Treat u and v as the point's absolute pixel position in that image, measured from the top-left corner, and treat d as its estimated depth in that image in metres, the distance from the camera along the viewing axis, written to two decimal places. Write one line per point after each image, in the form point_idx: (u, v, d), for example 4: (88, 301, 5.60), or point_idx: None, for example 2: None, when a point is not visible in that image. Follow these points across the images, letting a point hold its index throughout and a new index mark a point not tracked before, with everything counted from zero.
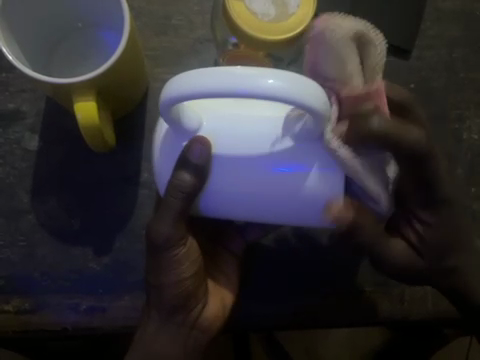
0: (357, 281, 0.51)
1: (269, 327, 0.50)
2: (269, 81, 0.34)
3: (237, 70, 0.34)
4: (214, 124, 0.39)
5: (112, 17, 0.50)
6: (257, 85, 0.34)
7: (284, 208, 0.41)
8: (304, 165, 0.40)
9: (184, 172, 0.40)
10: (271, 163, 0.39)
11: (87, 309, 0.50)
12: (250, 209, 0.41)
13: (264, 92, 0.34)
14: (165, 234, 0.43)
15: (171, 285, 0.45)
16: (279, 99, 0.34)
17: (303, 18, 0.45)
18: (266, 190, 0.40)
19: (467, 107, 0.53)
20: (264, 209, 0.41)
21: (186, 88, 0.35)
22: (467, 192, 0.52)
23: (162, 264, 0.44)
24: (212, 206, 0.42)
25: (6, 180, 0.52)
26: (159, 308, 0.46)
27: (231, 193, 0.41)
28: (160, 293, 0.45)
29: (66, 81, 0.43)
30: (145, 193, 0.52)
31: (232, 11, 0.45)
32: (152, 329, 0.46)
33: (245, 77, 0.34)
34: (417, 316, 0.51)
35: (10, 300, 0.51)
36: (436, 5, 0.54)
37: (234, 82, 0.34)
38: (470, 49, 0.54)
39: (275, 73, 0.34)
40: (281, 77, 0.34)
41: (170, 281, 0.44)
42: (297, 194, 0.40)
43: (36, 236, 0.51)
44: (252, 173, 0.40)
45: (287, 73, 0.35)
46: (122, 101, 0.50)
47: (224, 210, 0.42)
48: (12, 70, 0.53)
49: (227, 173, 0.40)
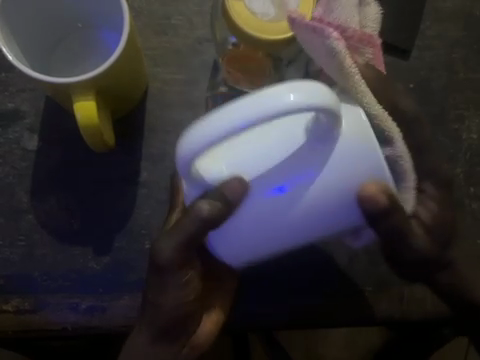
0: (357, 281, 0.51)
1: (269, 328, 0.50)
2: (289, 97, 0.33)
3: (249, 97, 0.33)
4: (234, 163, 0.37)
5: (111, 17, 0.50)
6: (277, 102, 0.33)
7: (324, 225, 0.39)
8: (341, 179, 0.37)
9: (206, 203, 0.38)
10: (304, 183, 0.37)
11: (87, 308, 0.50)
12: (286, 235, 0.39)
13: (284, 106, 0.33)
14: (169, 256, 0.42)
15: (168, 303, 0.45)
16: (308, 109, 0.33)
17: (302, 19, 0.45)
18: (303, 212, 0.38)
19: (466, 107, 0.53)
20: (298, 233, 0.39)
21: (210, 134, 0.34)
22: (467, 191, 0.52)
23: (164, 285, 0.44)
24: (239, 240, 0.40)
25: (6, 180, 0.52)
26: (151, 323, 0.46)
27: (251, 233, 0.39)
28: (156, 309, 0.45)
29: (65, 81, 0.43)
30: (144, 192, 0.52)
31: (234, 14, 0.44)
32: (143, 341, 0.47)
33: (269, 101, 0.33)
34: (417, 317, 0.50)
35: (10, 300, 0.50)
36: (435, 5, 0.54)
37: (251, 106, 0.33)
38: (469, 48, 0.54)
39: (292, 85, 0.33)
40: (294, 88, 0.33)
41: (167, 303, 0.45)
42: (335, 211, 0.38)
43: (36, 236, 0.51)
44: (284, 199, 0.37)
45: (302, 83, 0.34)
46: (121, 102, 0.50)
47: (253, 243, 0.40)
48: (12, 70, 0.53)
49: (258, 204, 0.38)
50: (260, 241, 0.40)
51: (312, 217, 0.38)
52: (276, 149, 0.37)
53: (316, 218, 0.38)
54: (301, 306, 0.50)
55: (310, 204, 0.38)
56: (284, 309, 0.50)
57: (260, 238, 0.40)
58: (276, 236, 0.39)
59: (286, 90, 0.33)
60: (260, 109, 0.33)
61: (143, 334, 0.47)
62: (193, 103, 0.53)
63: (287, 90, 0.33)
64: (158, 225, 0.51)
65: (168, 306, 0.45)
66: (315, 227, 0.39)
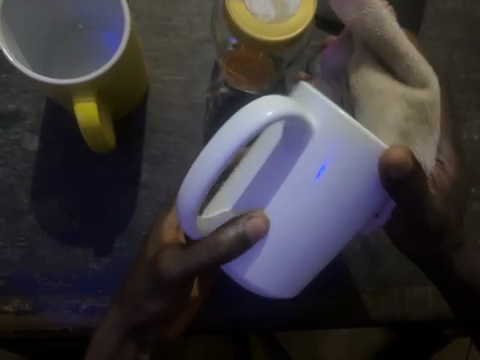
0: (357, 281, 0.51)
1: (269, 328, 0.50)
2: (267, 113, 0.33)
3: (223, 129, 0.34)
4: (230, 202, 0.39)
5: (111, 18, 0.50)
6: (252, 123, 0.34)
7: (341, 221, 0.38)
8: (348, 168, 0.36)
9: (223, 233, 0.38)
10: (309, 191, 0.37)
11: (88, 309, 0.50)
12: (308, 246, 0.39)
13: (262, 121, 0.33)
14: (171, 273, 0.43)
15: (150, 308, 0.46)
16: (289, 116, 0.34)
17: (302, 20, 0.45)
18: (317, 219, 0.38)
19: (467, 108, 0.53)
20: (318, 236, 0.38)
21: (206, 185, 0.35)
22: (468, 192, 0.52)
23: (154, 292, 0.45)
24: (262, 267, 0.40)
25: (7, 181, 0.52)
26: (125, 322, 0.47)
27: (274, 256, 0.39)
28: (136, 312, 0.47)
29: (66, 82, 0.43)
30: (145, 193, 0.52)
31: (235, 15, 0.44)
32: (113, 338, 0.48)
33: (248, 121, 0.34)
34: (417, 317, 0.51)
35: (11, 301, 0.51)
36: (436, 5, 0.54)
37: (229, 138, 0.34)
38: (470, 49, 0.54)
39: (263, 102, 0.34)
40: (262, 106, 0.34)
41: (147, 308, 0.46)
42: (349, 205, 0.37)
43: (36, 237, 0.51)
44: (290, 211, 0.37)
45: (271, 97, 0.34)
46: (122, 102, 0.50)
47: (280, 266, 0.39)
48: (12, 70, 0.53)
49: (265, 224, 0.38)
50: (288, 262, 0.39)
51: (330, 218, 0.38)
52: (269, 168, 0.37)
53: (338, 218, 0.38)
54: (302, 306, 0.50)
55: (323, 207, 0.37)
56: (284, 309, 0.50)
57: (287, 258, 0.39)
58: (301, 253, 0.39)
59: (262, 107, 0.34)
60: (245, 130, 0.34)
61: (114, 330, 0.47)
62: (194, 104, 0.53)
63: (262, 108, 0.34)
64: None
65: (149, 311, 0.46)
66: (338, 225, 0.38)
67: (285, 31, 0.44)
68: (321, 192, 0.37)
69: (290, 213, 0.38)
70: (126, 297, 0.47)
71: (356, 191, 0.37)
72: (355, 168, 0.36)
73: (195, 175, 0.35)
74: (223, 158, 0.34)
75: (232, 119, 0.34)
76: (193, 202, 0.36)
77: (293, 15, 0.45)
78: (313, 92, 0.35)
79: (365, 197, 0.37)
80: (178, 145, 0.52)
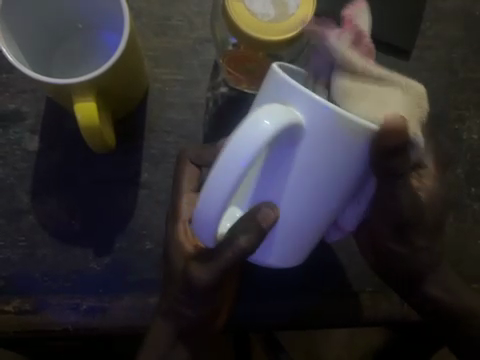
0: (354, 282, 0.51)
1: (268, 328, 0.50)
2: (265, 123, 0.32)
3: (228, 156, 0.32)
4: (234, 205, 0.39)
5: (111, 18, 0.50)
6: (257, 144, 0.32)
7: (343, 190, 0.38)
8: (348, 153, 0.35)
9: (239, 239, 0.37)
10: (308, 176, 0.37)
11: (88, 309, 0.50)
12: (312, 215, 0.39)
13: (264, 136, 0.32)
14: (205, 280, 0.42)
15: (194, 312, 0.46)
16: (285, 125, 0.32)
17: (303, 19, 0.45)
18: (318, 195, 0.38)
19: (467, 107, 0.53)
20: (320, 207, 0.39)
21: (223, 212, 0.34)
22: (467, 192, 0.52)
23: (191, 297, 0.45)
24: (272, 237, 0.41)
25: (7, 181, 0.52)
26: (175, 328, 0.47)
27: (286, 231, 0.40)
28: (178, 317, 0.47)
29: (66, 82, 0.43)
30: (145, 193, 0.52)
31: (234, 14, 0.44)
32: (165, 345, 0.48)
33: (248, 140, 0.32)
34: (417, 317, 0.50)
35: (11, 301, 0.50)
36: (436, 5, 0.54)
37: (236, 163, 0.32)
38: (469, 49, 0.54)
39: (255, 116, 0.32)
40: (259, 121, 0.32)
41: (187, 312, 0.46)
42: (350, 178, 0.37)
43: (36, 237, 0.51)
44: (291, 195, 0.38)
45: (261, 109, 0.33)
46: (123, 102, 0.50)
47: (288, 234, 0.40)
48: (12, 70, 0.53)
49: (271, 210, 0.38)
50: (294, 234, 0.41)
51: (327, 194, 0.38)
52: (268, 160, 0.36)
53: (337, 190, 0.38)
54: (302, 306, 0.50)
55: (321, 186, 0.37)
56: (284, 309, 0.50)
57: (296, 231, 0.40)
58: (306, 221, 0.40)
59: (260, 119, 0.32)
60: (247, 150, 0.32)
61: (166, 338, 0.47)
62: (193, 104, 0.53)
63: (259, 120, 0.32)
64: (158, 226, 0.51)
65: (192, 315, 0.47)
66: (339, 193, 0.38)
67: (285, 31, 0.44)
68: (322, 175, 0.36)
69: (288, 195, 0.38)
70: (170, 307, 0.47)
71: (353, 165, 0.37)
72: (349, 148, 0.35)
73: (206, 204, 0.34)
74: (234, 183, 0.32)
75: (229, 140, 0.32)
76: (211, 227, 0.35)
77: (292, 15, 0.45)
78: (291, 85, 0.33)
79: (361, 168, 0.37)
80: (177, 145, 0.52)
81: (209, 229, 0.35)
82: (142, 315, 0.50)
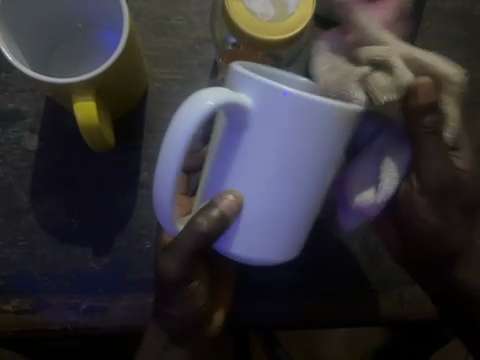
0: (355, 281, 0.51)
1: (268, 326, 0.50)
2: (207, 102, 0.34)
3: (171, 134, 0.35)
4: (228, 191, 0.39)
5: (110, 18, 0.50)
6: (195, 120, 0.34)
7: (314, 176, 0.38)
8: (308, 133, 0.36)
9: (200, 220, 0.39)
10: (273, 161, 0.37)
11: (87, 309, 0.50)
12: (288, 207, 0.38)
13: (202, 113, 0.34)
14: (175, 271, 0.42)
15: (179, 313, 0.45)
16: (230, 102, 0.34)
17: (302, 19, 0.45)
18: (288, 182, 0.37)
19: (466, 107, 0.53)
20: (293, 197, 0.38)
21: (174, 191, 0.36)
22: None
23: (168, 294, 0.44)
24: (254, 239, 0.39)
25: (6, 180, 0.52)
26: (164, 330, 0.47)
27: (265, 229, 0.39)
28: (169, 320, 0.46)
29: (65, 81, 0.43)
30: (144, 192, 0.52)
31: (234, 14, 0.44)
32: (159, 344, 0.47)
33: (189, 117, 0.34)
34: (417, 317, 0.51)
35: (10, 300, 0.51)
36: (436, 4, 0.54)
37: (178, 140, 0.35)
38: (469, 49, 0.54)
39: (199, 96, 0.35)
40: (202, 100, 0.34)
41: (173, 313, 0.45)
42: (317, 163, 0.37)
43: (36, 236, 0.51)
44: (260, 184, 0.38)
45: (206, 91, 0.35)
46: (122, 102, 0.50)
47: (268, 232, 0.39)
48: (11, 70, 0.53)
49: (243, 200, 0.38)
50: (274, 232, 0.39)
51: (297, 181, 0.37)
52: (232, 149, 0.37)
53: (305, 180, 0.38)
54: (301, 305, 0.50)
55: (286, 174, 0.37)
56: (284, 308, 0.50)
57: (275, 227, 0.39)
58: (285, 215, 0.39)
59: (203, 98, 0.34)
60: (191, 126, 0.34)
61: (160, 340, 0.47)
62: None
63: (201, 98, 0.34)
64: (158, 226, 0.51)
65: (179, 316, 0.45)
66: (310, 181, 0.38)
67: (284, 30, 0.44)
68: (286, 159, 0.37)
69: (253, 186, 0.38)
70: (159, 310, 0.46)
71: (317, 148, 0.36)
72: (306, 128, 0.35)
73: (157, 181, 0.36)
74: (177, 156, 0.35)
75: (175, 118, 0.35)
76: (163, 204, 0.37)
77: (292, 15, 0.45)
78: (238, 71, 0.35)
79: (329, 152, 0.37)
80: None
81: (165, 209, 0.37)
82: (141, 314, 0.50)
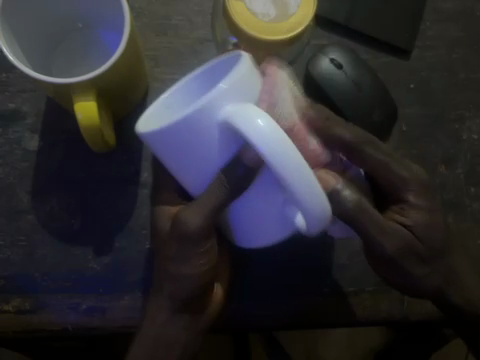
0: (357, 279, 0.50)
1: (267, 328, 0.50)
2: (258, 121, 0.33)
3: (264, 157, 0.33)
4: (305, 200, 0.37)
5: (110, 18, 0.50)
6: (266, 128, 0.33)
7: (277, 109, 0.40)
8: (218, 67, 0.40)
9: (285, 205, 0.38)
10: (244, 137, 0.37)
11: (87, 309, 0.50)
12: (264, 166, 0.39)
13: (264, 124, 0.33)
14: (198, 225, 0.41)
15: (179, 279, 0.44)
16: (190, 126, 0.35)
17: (302, 20, 0.45)
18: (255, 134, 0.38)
19: (467, 108, 0.53)
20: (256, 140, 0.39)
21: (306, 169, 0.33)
22: (467, 192, 0.52)
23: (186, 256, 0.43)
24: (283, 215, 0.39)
25: (7, 180, 0.52)
26: (170, 298, 0.45)
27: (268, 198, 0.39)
28: (175, 284, 0.44)
29: (65, 81, 0.43)
30: (144, 193, 0.52)
31: (239, 20, 0.44)
32: (160, 319, 0.46)
33: (265, 128, 0.33)
34: (418, 316, 0.50)
35: (10, 300, 0.50)
36: (436, 5, 0.54)
37: (269, 150, 0.32)
38: (470, 49, 0.54)
39: (243, 120, 0.33)
40: (242, 113, 0.34)
41: (182, 273, 0.43)
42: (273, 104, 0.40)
43: (36, 237, 0.51)
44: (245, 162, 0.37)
45: (234, 115, 0.34)
46: (121, 103, 0.50)
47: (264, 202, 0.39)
48: (12, 70, 0.53)
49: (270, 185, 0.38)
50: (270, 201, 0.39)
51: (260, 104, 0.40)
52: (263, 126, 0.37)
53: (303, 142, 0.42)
54: (300, 306, 0.50)
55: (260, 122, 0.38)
56: (285, 308, 0.50)
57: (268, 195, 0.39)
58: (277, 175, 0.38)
59: (253, 113, 0.33)
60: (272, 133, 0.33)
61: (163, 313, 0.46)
62: None
63: (255, 115, 0.33)
64: None
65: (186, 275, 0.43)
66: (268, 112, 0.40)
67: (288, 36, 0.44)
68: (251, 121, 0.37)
69: (204, 163, 0.38)
70: (163, 276, 0.45)
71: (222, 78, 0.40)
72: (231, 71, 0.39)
73: (296, 184, 0.33)
74: (291, 150, 0.33)
75: (251, 139, 0.33)
76: (312, 208, 0.34)
77: (292, 15, 0.45)
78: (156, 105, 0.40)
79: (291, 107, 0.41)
80: None
81: (307, 211, 0.34)
82: (141, 314, 0.50)
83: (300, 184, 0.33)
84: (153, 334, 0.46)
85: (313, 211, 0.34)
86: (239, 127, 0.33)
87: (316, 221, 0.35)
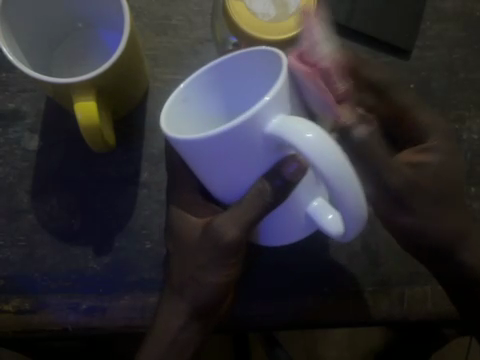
0: (357, 278, 0.50)
1: (269, 328, 0.50)
2: (311, 135, 0.34)
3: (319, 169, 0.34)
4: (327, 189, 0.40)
5: (110, 17, 0.50)
6: (318, 141, 0.34)
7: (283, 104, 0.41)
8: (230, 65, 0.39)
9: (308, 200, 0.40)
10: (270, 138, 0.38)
11: (87, 309, 0.50)
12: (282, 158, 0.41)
13: (317, 139, 0.34)
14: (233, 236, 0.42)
15: (199, 284, 0.44)
16: (234, 138, 0.35)
17: (302, 19, 0.45)
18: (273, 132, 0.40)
19: (467, 107, 0.53)
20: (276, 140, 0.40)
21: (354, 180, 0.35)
22: (468, 192, 0.52)
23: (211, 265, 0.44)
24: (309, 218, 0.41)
25: (6, 180, 0.52)
26: (189, 303, 0.45)
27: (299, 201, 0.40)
28: (198, 288, 0.45)
29: (65, 81, 0.43)
30: (144, 193, 0.51)
31: (240, 20, 0.45)
32: (174, 327, 0.46)
33: (321, 142, 0.34)
34: (418, 316, 0.50)
35: (10, 300, 0.50)
36: (436, 5, 0.54)
37: (325, 163, 0.34)
38: (469, 49, 0.54)
39: (296, 134, 0.34)
40: (291, 126, 0.34)
41: (207, 281, 0.44)
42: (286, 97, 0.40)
43: (36, 237, 0.51)
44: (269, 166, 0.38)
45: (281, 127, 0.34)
46: (121, 103, 0.50)
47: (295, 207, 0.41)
48: (12, 70, 0.54)
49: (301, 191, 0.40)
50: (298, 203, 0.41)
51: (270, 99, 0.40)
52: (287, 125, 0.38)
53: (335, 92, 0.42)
54: (301, 306, 0.50)
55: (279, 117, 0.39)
56: (285, 308, 0.50)
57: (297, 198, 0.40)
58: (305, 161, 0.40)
59: (304, 127, 0.34)
60: (325, 148, 0.34)
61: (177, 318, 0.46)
62: None
63: (305, 129, 0.34)
64: (158, 226, 0.51)
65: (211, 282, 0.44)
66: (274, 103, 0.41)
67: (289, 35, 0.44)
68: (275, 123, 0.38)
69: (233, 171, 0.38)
70: (180, 282, 0.45)
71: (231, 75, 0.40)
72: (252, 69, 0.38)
73: (346, 194, 0.35)
74: (345, 162, 0.35)
75: (308, 153, 0.34)
76: (357, 214, 0.37)
77: (293, 15, 0.45)
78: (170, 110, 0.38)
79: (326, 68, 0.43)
80: None
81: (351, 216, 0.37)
82: (142, 314, 0.50)
83: (346, 191, 0.35)
84: (165, 336, 0.46)
85: (357, 217, 0.37)
86: (293, 141, 0.34)
87: (354, 226, 0.38)
